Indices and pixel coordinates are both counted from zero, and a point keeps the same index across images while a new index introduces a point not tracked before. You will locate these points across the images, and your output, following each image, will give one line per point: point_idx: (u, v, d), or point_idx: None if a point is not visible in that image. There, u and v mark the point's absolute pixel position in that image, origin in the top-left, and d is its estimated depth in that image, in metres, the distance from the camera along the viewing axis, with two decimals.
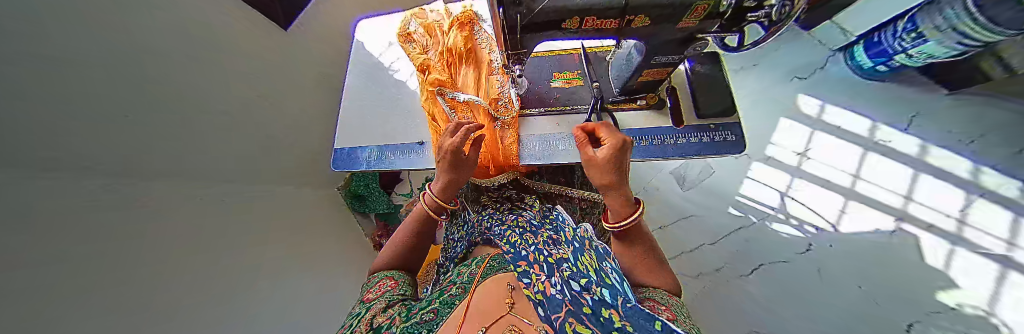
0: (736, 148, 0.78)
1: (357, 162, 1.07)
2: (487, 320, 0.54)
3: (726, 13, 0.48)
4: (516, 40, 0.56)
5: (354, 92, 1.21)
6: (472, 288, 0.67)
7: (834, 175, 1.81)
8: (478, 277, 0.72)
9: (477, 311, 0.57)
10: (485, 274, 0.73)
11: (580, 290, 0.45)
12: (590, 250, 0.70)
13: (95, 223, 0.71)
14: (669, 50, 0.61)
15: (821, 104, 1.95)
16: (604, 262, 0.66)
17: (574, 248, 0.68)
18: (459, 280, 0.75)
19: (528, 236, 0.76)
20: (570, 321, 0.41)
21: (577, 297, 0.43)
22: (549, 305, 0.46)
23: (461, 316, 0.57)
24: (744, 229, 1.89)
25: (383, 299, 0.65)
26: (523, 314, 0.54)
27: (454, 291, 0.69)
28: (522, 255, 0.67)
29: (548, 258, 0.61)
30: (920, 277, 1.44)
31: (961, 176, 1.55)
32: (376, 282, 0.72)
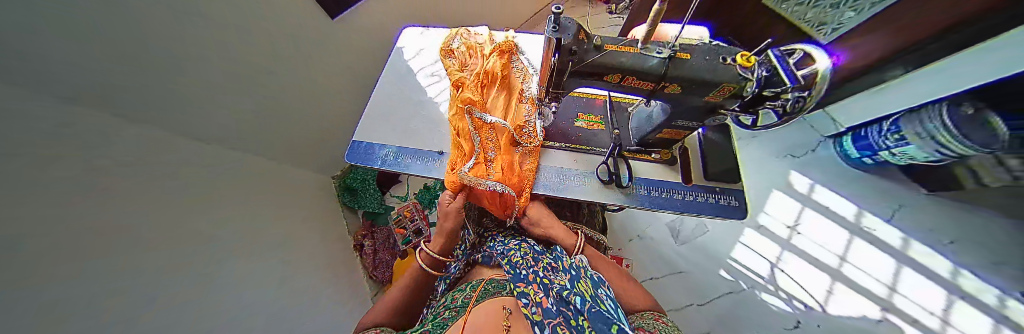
0: (738, 216, 0.83)
1: (372, 158, 1.08)
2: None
3: (745, 96, 0.59)
4: (560, 81, 0.63)
5: (382, 96, 1.25)
6: (468, 309, 0.67)
7: (823, 255, 1.85)
8: (472, 299, 0.70)
9: (476, 330, 0.61)
10: (480, 296, 0.71)
11: (566, 304, 0.61)
12: (586, 278, 0.72)
13: (70, 217, 0.63)
14: (692, 116, 0.69)
15: (811, 184, 2.06)
16: (599, 289, 0.70)
17: (570, 274, 0.71)
18: (454, 303, 0.72)
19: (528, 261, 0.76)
20: (560, 327, 0.56)
21: (566, 313, 0.58)
22: (545, 316, 0.59)
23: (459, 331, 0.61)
24: (733, 294, 1.86)
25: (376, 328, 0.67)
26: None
27: (447, 314, 0.69)
28: (520, 279, 0.70)
29: (544, 281, 0.68)
30: None
31: (944, 275, 1.68)
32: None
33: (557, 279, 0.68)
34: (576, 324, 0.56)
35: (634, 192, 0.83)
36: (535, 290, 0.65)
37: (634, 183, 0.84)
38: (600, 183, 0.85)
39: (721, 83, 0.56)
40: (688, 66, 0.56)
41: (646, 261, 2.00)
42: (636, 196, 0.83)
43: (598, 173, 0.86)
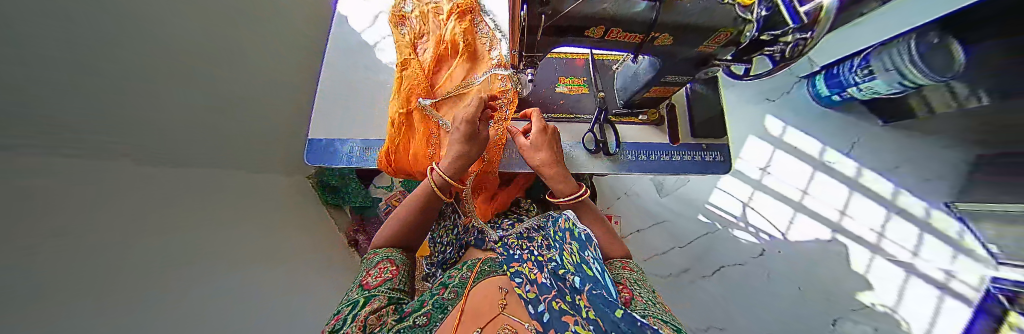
0: (723, 171, 0.83)
1: (336, 156, 0.97)
2: (481, 320, 0.55)
3: (742, 43, 0.52)
4: (534, 41, 0.52)
5: (332, 78, 1.08)
6: (466, 291, 0.63)
7: (789, 190, 2.01)
8: (469, 280, 0.68)
9: (473, 309, 0.58)
10: (479, 275, 0.70)
11: (562, 280, 0.57)
12: (572, 244, 0.67)
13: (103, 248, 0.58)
14: (682, 71, 0.62)
15: (784, 126, 2.14)
16: (587, 252, 0.64)
17: (558, 248, 0.67)
18: (449, 282, 0.68)
19: (526, 240, 0.77)
20: (556, 301, 0.52)
21: (562, 288, 0.55)
22: (541, 292, 0.55)
23: (458, 314, 0.57)
24: (710, 234, 2.03)
25: (383, 294, 0.60)
26: (514, 312, 0.56)
27: (446, 294, 0.63)
28: (516, 259, 0.68)
29: (541, 258, 0.66)
30: (845, 281, 1.79)
31: (886, 196, 1.90)
32: (377, 265, 0.68)
33: (548, 257, 0.66)
34: (572, 299, 0.52)
35: (622, 159, 0.80)
36: (529, 268, 0.62)
37: (622, 149, 0.80)
38: (588, 154, 0.80)
39: (721, 28, 0.48)
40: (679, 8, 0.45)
41: (632, 219, 2.09)
42: (625, 163, 0.80)
43: (584, 143, 0.81)
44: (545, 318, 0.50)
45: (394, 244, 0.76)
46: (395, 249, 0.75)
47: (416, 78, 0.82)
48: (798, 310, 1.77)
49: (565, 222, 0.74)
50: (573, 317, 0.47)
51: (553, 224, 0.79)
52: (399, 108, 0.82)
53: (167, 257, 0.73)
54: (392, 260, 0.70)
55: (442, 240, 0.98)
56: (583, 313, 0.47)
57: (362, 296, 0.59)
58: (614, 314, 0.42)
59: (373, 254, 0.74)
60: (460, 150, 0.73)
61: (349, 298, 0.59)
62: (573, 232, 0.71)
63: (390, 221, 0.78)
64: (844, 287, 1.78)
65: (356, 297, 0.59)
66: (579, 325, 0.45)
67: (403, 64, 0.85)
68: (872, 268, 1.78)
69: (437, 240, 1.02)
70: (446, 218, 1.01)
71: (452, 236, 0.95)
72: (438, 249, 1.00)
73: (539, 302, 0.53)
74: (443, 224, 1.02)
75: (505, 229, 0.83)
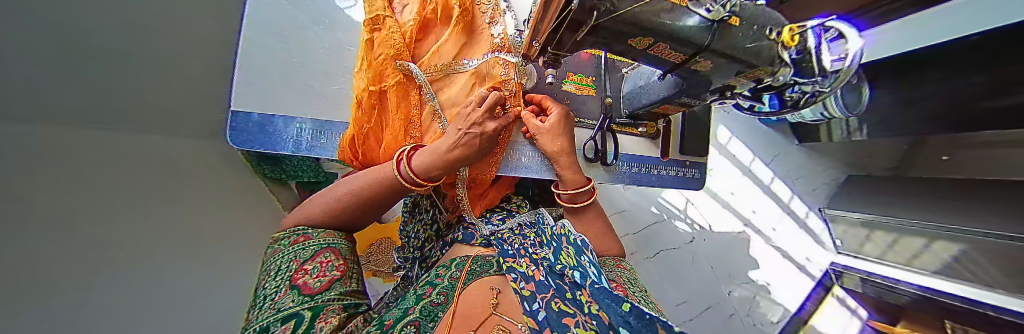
0: (698, 186, 0.90)
1: (280, 141, 0.79)
2: (474, 321, 0.52)
3: (765, 82, 0.52)
4: (568, 39, 0.43)
5: (269, 24, 0.79)
6: (457, 294, 0.58)
7: (721, 190, 2.36)
8: (460, 282, 0.62)
9: (467, 310, 0.54)
10: (469, 275, 0.64)
11: (561, 277, 0.58)
12: (569, 247, 0.67)
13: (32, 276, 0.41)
14: (697, 95, 0.60)
15: (729, 135, 2.42)
16: (582, 255, 0.66)
17: (554, 247, 0.67)
18: (437, 282, 0.63)
19: (517, 235, 0.73)
20: (555, 301, 0.52)
21: (562, 287, 0.56)
22: (538, 290, 0.55)
23: (450, 317, 0.53)
24: (657, 224, 2.28)
25: (336, 302, 0.46)
26: (506, 312, 0.55)
27: (435, 297, 0.58)
28: (510, 254, 0.66)
29: (534, 257, 0.64)
30: (745, 262, 2.24)
31: (784, 200, 2.37)
32: (315, 257, 0.51)
33: (542, 254, 0.65)
34: (573, 296, 0.53)
35: (617, 170, 0.80)
36: (525, 265, 0.61)
37: (619, 161, 0.80)
38: (585, 162, 0.77)
39: (756, 67, 0.47)
40: (735, 37, 0.41)
41: None
42: (618, 174, 0.80)
43: (583, 150, 0.77)
44: (543, 317, 0.49)
45: (332, 226, 0.62)
46: (337, 233, 0.61)
47: (392, 42, 0.66)
48: (708, 285, 2.18)
49: (558, 228, 0.76)
50: (575, 318, 0.48)
51: (546, 225, 0.77)
52: (364, 86, 0.68)
53: (111, 261, 0.55)
54: (334, 250, 0.55)
55: (417, 235, 0.90)
56: (586, 312, 0.49)
57: (302, 306, 0.42)
58: (621, 308, 0.46)
59: (302, 237, 0.55)
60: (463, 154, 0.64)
61: (279, 307, 0.42)
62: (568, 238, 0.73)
63: (331, 193, 0.63)
64: (741, 268, 2.23)
65: (290, 307, 0.42)
66: (581, 325, 0.46)
67: (372, 23, 0.67)
68: (761, 252, 2.27)
69: (414, 235, 0.92)
70: (423, 209, 0.93)
71: (431, 232, 0.88)
72: (413, 243, 0.91)
73: (536, 301, 0.53)
74: (418, 216, 0.95)
75: (496, 224, 0.78)
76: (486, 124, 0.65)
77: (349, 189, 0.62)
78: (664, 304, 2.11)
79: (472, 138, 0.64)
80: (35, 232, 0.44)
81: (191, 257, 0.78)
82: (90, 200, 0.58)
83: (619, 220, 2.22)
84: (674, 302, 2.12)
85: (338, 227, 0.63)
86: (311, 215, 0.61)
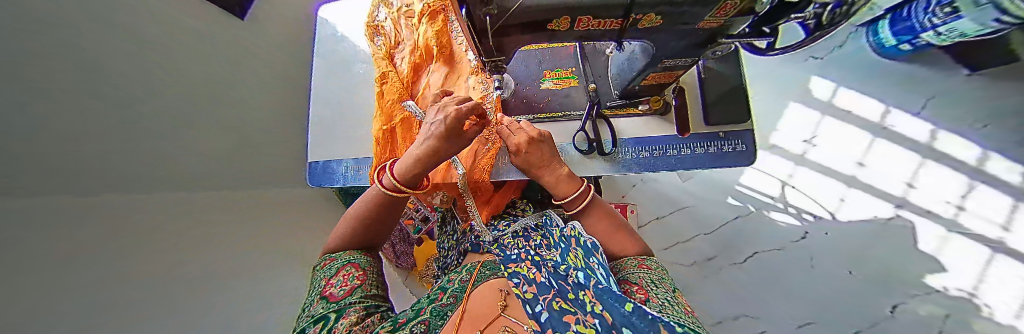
0: (747, 161, 0.71)
1: (335, 180, 1.02)
2: (481, 322, 0.53)
3: (761, 11, 0.39)
4: (490, 46, 0.45)
5: (322, 97, 1.07)
6: (464, 296, 0.61)
7: (840, 163, 1.74)
8: (470, 283, 0.65)
9: (473, 310, 0.56)
10: (478, 279, 0.66)
11: (564, 278, 0.53)
12: (576, 248, 0.60)
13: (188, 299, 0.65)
14: (683, 52, 0.51)
15: (833, 87, 1.82)
16: (592, 257, 0.58)
17: (562, 249, 0.62)
18: (449, 287, 0.66)
19: (523, 241, 0.71)
20: (557, 300, 0.47)
21: (563, 287, 0.50)
22: (539, 292, 0.51)
23: (458, 315, 0.56)
24: (741, 218, 1.82)
25: (358, 304, 0.54)
26: (514, 314, 0.53)
27: (445, 300, 0.62)
28: (513, 259, 0.63)
29: (538, 259, 0.61)
30: (911, 264, 1.53)
31: (969, 163, 1.56)
32: (338, 272, 0.61)
33: (547, 256, 0.63)
34: (576, 297, 0.47)
35: (620, 158, 0.72)
36: (527, 267, 0.58)
37: (620, 147, 0.72)
38: (581, 154, 0.74)
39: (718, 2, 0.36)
40: None
41: (652, 206, 1.91)
42: (622, 162, 0.72)
43: (576, 142, 0.73)
44: (544, 317, 0.44)
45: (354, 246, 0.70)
46: (358, 251, 0.69)
47: (395, 91, 0.81)
48: (846, 293, 1.57)
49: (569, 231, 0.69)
50: (576, 316, 0.42)
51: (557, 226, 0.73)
52: (379, 128, 0.83)
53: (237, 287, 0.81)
54: (355, 265, 0.64)
55: (445, 245, 0.99)
56: (589, 311, 0.43)
57: (330, 311, 0.52)
58: (625, 309, 0.39)
59: (329, 260, 0.66)
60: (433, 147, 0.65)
61: (314, 313, 0.53)
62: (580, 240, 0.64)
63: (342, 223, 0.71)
64: (906, 269, 1.52)
65: (322, 312, 0.52)
66: (581, 323, 0.40)
67: (381, 77, 0.83)
68: (941, 246, 1.51)
69: (442, 246, 1.01)
70: (448, 223, 1.02)
71: (453, 241, 0.95)
72: (443, 254, 1.00)
73: (539, 302, 0.48)
74: (445, 228, 1.04)
75: (501, 229, 0.78)
76: (467, 132, 0.67)
77: (364, 211, 0.70)
78: (775, 322, 1.62)
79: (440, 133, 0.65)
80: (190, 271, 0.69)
81: (290, 279, 1.06)
82: (225, 244, 0.85)
83: (686, 219, 1.87)
84: (790, 321, 1.60)
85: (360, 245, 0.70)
86: (336, 239, 0.70)
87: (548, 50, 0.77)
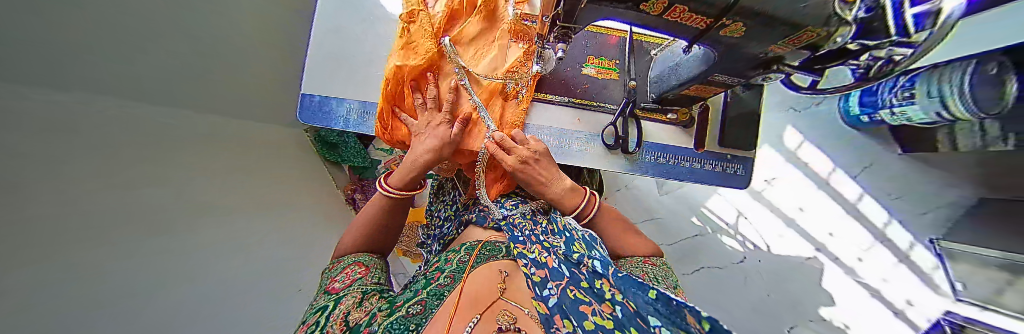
0: (742, 185, 0.79)
1: (331, 118, 0.91)
2: (479, 306, 0.43)
3: (822, 48, 0.42)
4: (573, 8, 0.42)
5: (325, 25, 0.94)
6: (463, 276, 0.54)
7: (787, 205, 2.00)
8: (467, 265, 0.59)
9: (474, 292, 0.47)
10: (477, 260, 0.60)
11: (576, 265, 0.48)
12: (582, 239, 0.57)
13: (39, 222, 0.49)
14: (735, 71, 0.53)
15: (801, 141, 2.07)
16: (596, 249, 0.55)
17: (566, 237, 0.57)
18: (447, 267, 0.61)
19: (527, 223, 0.66)
20: (571, 288, 0.42)
21: (576, 275, 0.45)
22: (550, 276, 0.46)
23: (454, 303, 0.45)
24: (699, 236, 2.03)
25: (357, 291, 0.51)
26: (512, 298, 0.46)
27: (442, 280, 0.56)
28: (520, 241, 0.60)
29: (546, 245, 0.55)
30: (811, 296, 1.80)
31: (876, 223, 1.86)
32: (342, 270, 0.57)
33: (554, 243, 0.56)
34: (590, 285, 0.42)
35: (639, 159, 0.76)
36: (537, 250, 0.54)
37: (642, 149, 0.76)
38: (605, 149, 0.76)
39: (802, 29, 0.39)
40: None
41: (629, 212, 2.05)
42: (642, 163, 0.76)
43: (603, 136, 0.77)
44: (554, 303, 0.41)
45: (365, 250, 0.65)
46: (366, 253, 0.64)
47: (425, 35, 0.73)
48: (761, 312, 1.80)
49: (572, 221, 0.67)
50: (592, 307, 0.38)
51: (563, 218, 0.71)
52: (393, 66, 0.75)
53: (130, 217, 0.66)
54: (361, 264, 0.59)
55: (440, 214, 0.99)
56: (606, 297, 0.39)
57: (330, 301, 0.49)
58: (649, 295, 0.34)
59: (337, 262, 0.61)
60: (426, 161, 0.69)
61: (315, 305, 0.49)
62: (576, 230, 0.62)
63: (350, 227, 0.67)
64: (806, 300, 1.79)
65: (323, 303, 0.49)
66: (597, 315, 0.36)
67: (409, 15, 0.74)
68: (837, 285, 1.77)
69: (438, 214, 0.99)
70: (448, 192, 1.01)
71: (450, 211, 0.94)
72: (435, 222, 1.00)
73: (548, 286, 0.44)
74: (442, 197, 1.03)
75: (509, 209, 0.74)
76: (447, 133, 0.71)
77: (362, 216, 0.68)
78: None
79: (431, 142, 0.70)
80: (52, 187, 0.53)
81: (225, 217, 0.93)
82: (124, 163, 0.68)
83: (653, 229, 2.03)
84: None
85: (367, 248, 0.65)
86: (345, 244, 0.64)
87: (597, 39, 0.78)
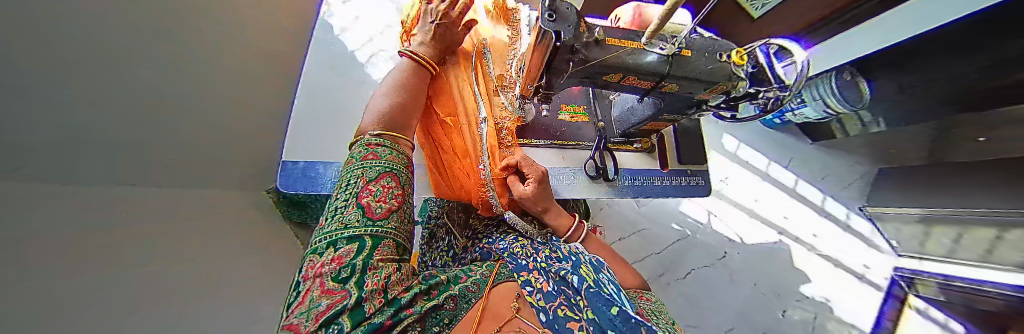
0: (704, 193, 0.93)
1: (320, 184, 0.92)
2: (499, 319, 0.49)
3: (733, 94, 0.58)
4: (554, 81, 0.54)
5: (314, 100, 1.01)
6: (488, 287, 0.54)
7: (744, 198, 2.25)
8: (489, 276, 0.58)
9: (493, 308, 0.51)
10: (497, 277, 0.59)
11: (565, 284, 0.53)
12: (587, 263, 0.61)
13: None
14: (677, 110, 0.68)
15: (738, 143, 2.39)
16: (601, 274, 0.59)
17: (573, 261, 0.60)
18: (471, 274, 0.57)
19: (530, 251, 0.68)
20: (563, 307, 0.49)
21: (565, 291, 0.52)
22: (549, 298, 0.51)
23: (479, 311, 0.49)
24: (682, 240, 2.16)
25: (389, 239, 0.46)
26: (528, 316, 0.51)
27: (472, 285, 0.53)
28: (523, 267, 0.61)
29: (547, 263, 0.61)
30: (789, 279, 1.97)
31: (816, 202, 2.17)
32: (377, 179, 0.49)
33: (558, 266, 0.58)
34: (574, 302, 0.49)
35: (619, 184, 0.88)
36: (536, 276, 0.57)
37: (620, 176, 0.88)
38: (588, 179, 0.87)
39: (716, 83, 0.54)
40: (685, 67, 0.50)
41: (614, 228, 2.15)
42: (621, 188, 0.87)
43: (585, 169, 0.88)
44: (550, 320, 0.48)
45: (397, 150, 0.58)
46: (398, 158, 0.57)
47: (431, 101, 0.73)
48: (752, 302, 1.93)
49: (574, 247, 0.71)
50: (579, 322, 0.45)
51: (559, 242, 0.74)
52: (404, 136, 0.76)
53: None
54: (395, 176, 0.53)
55: (435, 262, 0.98)
56: (581, 311, 0.47)
57: (365, 230, 0.43)
58: (610, 312, 0.43)
59: (370, 155, 0.53)
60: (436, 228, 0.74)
61: (346, 223, 0.43)
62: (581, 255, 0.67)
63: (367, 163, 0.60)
64: (787, 282, 1.96)
65: (354, 227, 0.42)
66: (584, 330, 0.44)
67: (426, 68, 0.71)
68: (807, 262, 1.99)
69: (434, 263, 0.99)
70: (442, 239, 1.02)
71: (448, 258, 0.95)
72: (432, 272, 1.00)
73: (547, 309, 0.50)
74: (437, 245, 1.03)
75: (509, 241, 0.77)
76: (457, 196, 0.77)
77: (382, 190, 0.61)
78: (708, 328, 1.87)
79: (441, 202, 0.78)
80: None
81: None
82: None
83: (641, 240, 2.14)
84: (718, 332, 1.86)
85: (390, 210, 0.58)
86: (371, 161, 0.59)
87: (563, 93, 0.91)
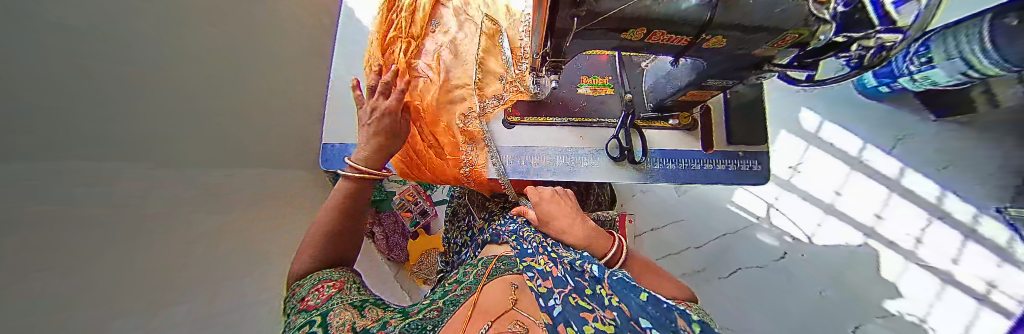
0: (759, 181, 0.77)
1: None
2: (490, 315, 0.49)
3: (811, 46, 0.44)
4: (560, 46, 0.47)
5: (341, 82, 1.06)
6: (480, 285, 0.56)
7: (820, 191, 1.85)
8: (483, 276, 0.59)
9: (484, 304, 0.51)
10: (493, 272, 0.59)
11: (579, 272, 0.45)
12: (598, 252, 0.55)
13: None
14: (728, 75, 0.55)
15: (819, 121, 1.96)
16: None
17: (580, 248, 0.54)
18: (465, 279, 0.63)
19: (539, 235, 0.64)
20: (574, 295, 0.40)
21: (580, 281, 0.42)
22: (556, 285, 0.44)
23: (469, 310, 0.51)
24: (729, 235, 1.90)
25: (342, 306, 0.56)
26: (525, 309, 0.48)
27: (459, 290, 0.60)
28: (529, 253, 0.57)
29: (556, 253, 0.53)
30: (869, 291, 1.60)
31: (927, 199, 1.67)
32: (316, 288, 0.61)
33: (565, 253, 0.53)
34: (593, 292, 0.39)
35: (649, 168, 0.77)
36: (544, 261, 0.51)
37: (649, 157, 0.77)
38: (612, 162, 0.78)
39: (786, 30, 0.41)
40: (739, 15, 0.38)
41: (648, 217, 1.99)
42: (651, 172, 0.77)
43: (608, 150, 0.79)
44: (557, 312, 0.39)
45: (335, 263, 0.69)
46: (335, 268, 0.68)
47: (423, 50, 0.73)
48: (815, 313, 1.62)
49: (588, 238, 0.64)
50: (594, 312, 0.35)
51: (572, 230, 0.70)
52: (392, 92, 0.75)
53: None
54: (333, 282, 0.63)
55: (456, 240, 1.01)
56: (605, 302, 0.36)
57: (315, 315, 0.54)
58: (640, 298, 0.33)
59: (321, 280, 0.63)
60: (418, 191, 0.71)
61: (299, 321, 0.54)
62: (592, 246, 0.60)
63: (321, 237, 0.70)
64: (868, 294, 1.60)
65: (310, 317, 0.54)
66: (598, 321, 0.33)
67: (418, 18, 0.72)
68: (903, 274, 1.57)
69: (455, 240, 1.01)
70: (462, 218, 1.03)
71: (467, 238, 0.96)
72: (453, 248, 1.03)
73: (552, 296, 0.42)
74: (457, 223, 1.05)
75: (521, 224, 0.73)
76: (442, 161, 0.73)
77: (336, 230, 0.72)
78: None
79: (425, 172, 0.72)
80: None
81: None
82: None
83: (678, 231, 1.94)
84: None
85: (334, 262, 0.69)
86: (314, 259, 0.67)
87: (588, 60, 0.81)
